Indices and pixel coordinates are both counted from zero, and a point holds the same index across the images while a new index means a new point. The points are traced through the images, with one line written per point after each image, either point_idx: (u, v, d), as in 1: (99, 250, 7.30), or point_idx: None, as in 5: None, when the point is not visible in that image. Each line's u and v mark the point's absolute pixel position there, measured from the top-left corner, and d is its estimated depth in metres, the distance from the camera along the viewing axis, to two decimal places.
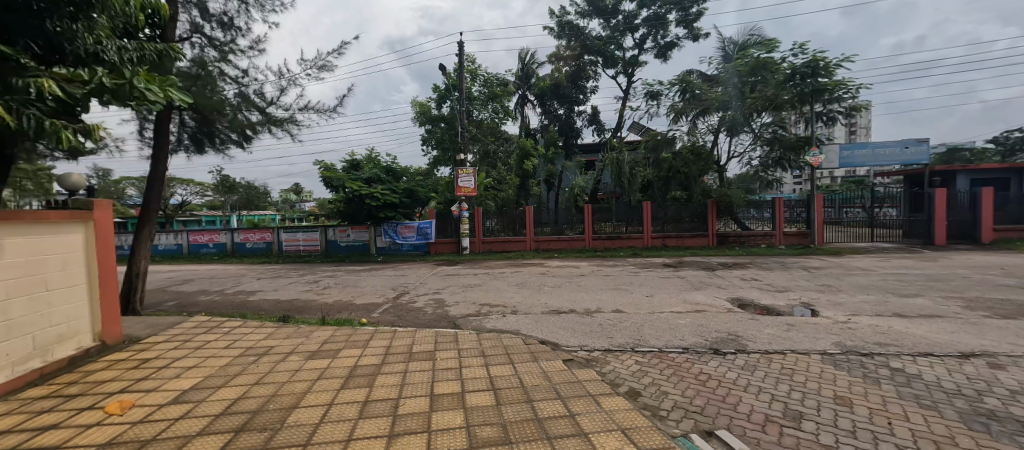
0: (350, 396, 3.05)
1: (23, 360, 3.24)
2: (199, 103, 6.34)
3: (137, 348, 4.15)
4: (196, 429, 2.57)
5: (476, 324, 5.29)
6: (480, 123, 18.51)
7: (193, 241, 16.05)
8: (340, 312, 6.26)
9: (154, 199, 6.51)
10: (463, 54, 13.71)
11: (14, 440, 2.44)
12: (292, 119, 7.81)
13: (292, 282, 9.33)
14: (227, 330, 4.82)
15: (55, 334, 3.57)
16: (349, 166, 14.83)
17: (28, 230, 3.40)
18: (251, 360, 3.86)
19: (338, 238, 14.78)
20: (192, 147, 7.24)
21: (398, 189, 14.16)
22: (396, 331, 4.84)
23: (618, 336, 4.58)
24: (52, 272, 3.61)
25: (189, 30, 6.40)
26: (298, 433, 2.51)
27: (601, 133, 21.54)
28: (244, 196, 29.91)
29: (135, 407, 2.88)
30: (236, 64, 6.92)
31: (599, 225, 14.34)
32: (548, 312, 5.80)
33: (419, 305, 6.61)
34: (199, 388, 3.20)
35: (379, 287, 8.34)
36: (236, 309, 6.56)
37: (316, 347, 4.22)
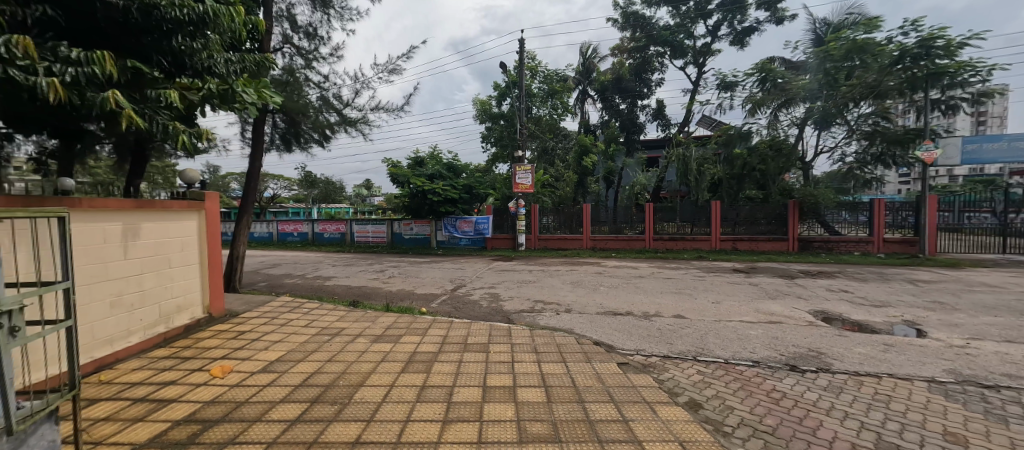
0: (408, 380, 3.23)
1: (151, 326, 3.89)
2: (287, 106, 7.11)
3: (236, 322, 4.78)
4: (279, 396, 2.90)
5: (529, 320, 5.33)
6: (539, 120, 18.47)
7: (281, 230, 18.05)
8: (403, 300, 6.66)
9: (251, 192, 7.42)
10: (523, 51, 13.75)
11: (145, 391, 2.95)
12: (365, 120, 8.44)
13: (361, 270, 10.11)
14: (307, 311, 5.36)
15: (174, 305, 4.24)
16: (414, 163, 15.67)
17: (158, 216, 4.06)
18: (325, 339, 4.25)
19: (402, 231, 15.70)
20: (281, 146, 8.10)
21: (458, 185, 14.67)
22: (452, 322, 5.03)
23: (679, 342, 4.33)
24: (174, 252, 4.28)
25: (282, 41, 7.17)
26: (363, 408, 2.74)
27: (666, 129, 20.43)
28: (323, 190, 32.97)
29: (233, 372, 3.32)
30: (318, 71, 7.63)
31: (661, 225, 13.64)
32: (604, 312, 5.66)
33: (475, 298, 6.81)
34: (282, 361, 3.60)
35: (439, 279, 8.73)
36: (314, 293, 7.27)
37: (381, 332, 4.54)
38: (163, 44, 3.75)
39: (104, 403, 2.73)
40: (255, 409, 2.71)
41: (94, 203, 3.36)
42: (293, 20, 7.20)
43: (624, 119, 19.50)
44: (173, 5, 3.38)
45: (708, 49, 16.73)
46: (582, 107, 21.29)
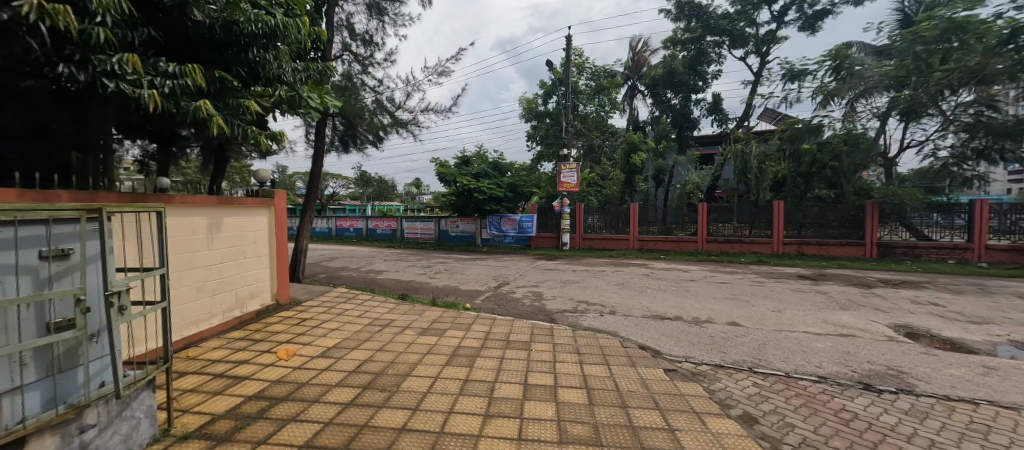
0: (452, 373, 3.33)
1: (228, 310, 4.35)
2: (346, 109, 7.62)
3: (299, 309, 5.21)
4: (335, 380, 3.13)
5: (572, 320, 5.27)
6: (586, 118, 18.14)
7: (339, 225, 19.32)
8: (448, 295, 6.87)
9: (314, 190, 8.02)
10: (570, 48, 13.55)
11: (223, 367, 3.31)
12: (415, 121, 8.80)
13: (410, 265, 10.57)
14: (361, 302, 5.70)
15: (248, 292, 4.70)
16: (461, 162, 16.07)
17: (235, 211, 4.52)
18: (376, 329, 4.51)
19: (449, 228, 16.15)
20: (340, 147, 8.65)
21: (503, 184, 14.89)
22: (496, 318, 5.11)
23: (733, 351, 4.07)
24: (248, 245, 4.74)
25: (341, 49, 7.66)
26: (410, 396, 2.87)
27: (723, 124, 19.23)
28: (377, 188, 34.85)
29: (296, 355, 3.63)
30: (374, 75, 8.07)
31: (715, 226, 12.87)
32: (651, 316, 5.45)
33: (518, 296, 6.86)
34: (338, 347, 3.87)
35: (483, 276, 8.89)
36: (367, 285, 7.71)
37: (427, 325, 4.72)
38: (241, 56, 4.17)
39: (191, 376, 3.11)
40: (314, 390, 2.94)
41: (185, 200, 3.82)
42: (352, 28, 7.67)
43: (676, 114, 18.58)
44: (249, 20, 3.76)
45: (773, 36, 15.43)
46: (631, 103, 20.60)
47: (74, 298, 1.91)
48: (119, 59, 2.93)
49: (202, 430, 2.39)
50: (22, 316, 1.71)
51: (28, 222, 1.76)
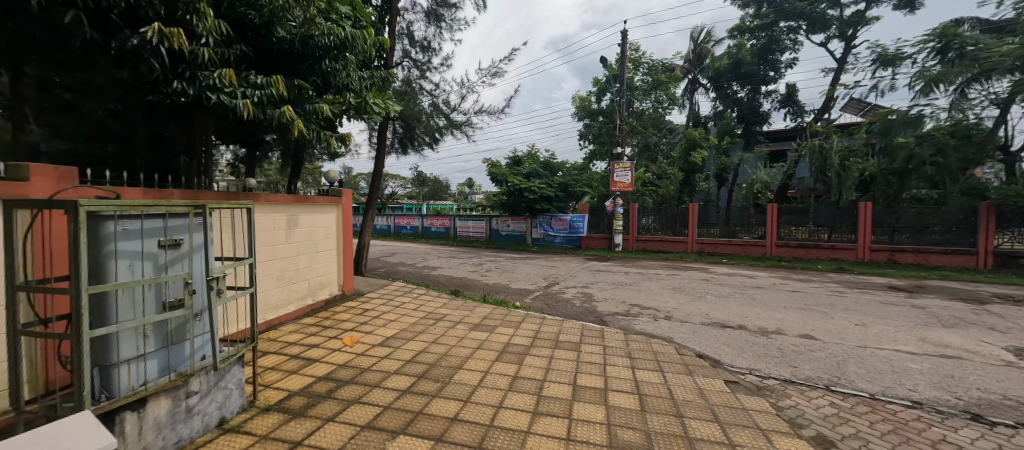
0: (502, 369, 3.40)
1: (302, 298, 4.80)
2: (405, 113, 8.04)
3: (362, 300, 5.60)
4: (394, 368, 3.33)
5: (624, 324, 5.12)
6: (642, 114, 17.40)
7: (397, 223, 20.42)
8: (499, 293, 6.99)
9: (376, 189, 8.54)
10: (625, 43, 13.10)
11: (298, 349, 3.67)
12: (469, 123, 9.07)
13: (462, 263, 10.90)
14: (416, 296, 5.99)
15: (319, 282, 5.15)
16: (512, 162, 16.24)
17: (309, 209, 4.96)
18: (430, 322, 4.72)
19: (500, 227, 16.40)
20: (399, 149, 9.13)
21: (554, 183, 14.86)
22: (545, 318, 5.11)
23: (806, 367, 3.71)
24: (320, 239, 5.18)
25: (402, 56, 8.10)
26: (461, 389, 2.97)
27: (798, 117, 17.49)
28: (432, 187, 36.38)
29: (359, 343, 3.92)
30: (431, 79, 8.42)
31: (787, 229, 11.76)
32: (711, 323, 5.13)
33: (568, 296, 6.80)
34: (396, 338, 4.11)
35: (533, 275, 8.92)
36: (423, 280, 8.08)
37: (478, 321, 4.85)
38: (316, 67, 4.58)
39: (271, 355, 3.48)
40: (375, 377, 3.15)
41: (268, 198, 4.28)
42: (411, 36, 8.07)
43: (742, 108, 17.23)
44: (323, 34, 4.15)
45: (861, 16, 13.68)
46: (691, 98, 19.47)
47: (184, 282, 2.22)
48: (218, 75, 3.36)
49: (281, 404, 2.68)
50: (146, 295, 2.04)
51: (150, 216, 2.06)
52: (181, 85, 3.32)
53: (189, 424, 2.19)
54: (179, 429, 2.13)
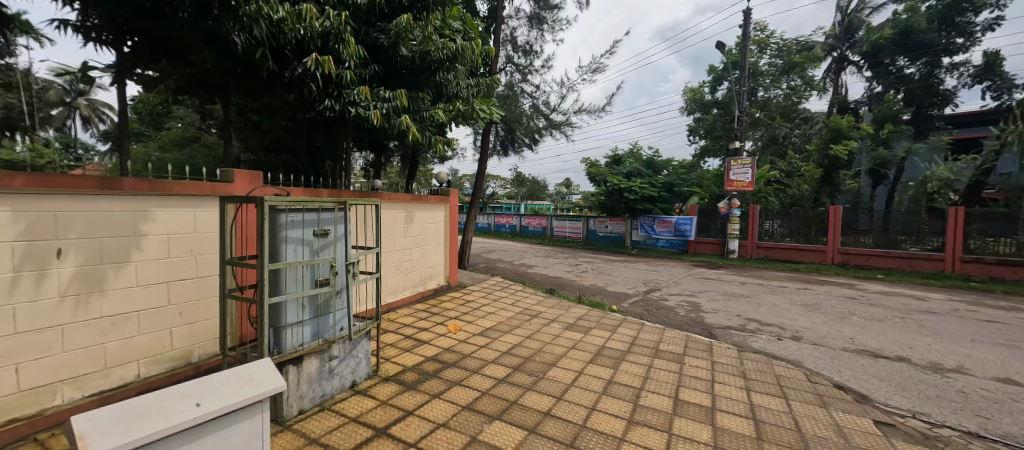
0: (596, 371, 3.34)
1: (415, 285, 5.42)
2: (507, 116, 8.42)
3: (464, 292, 6.05)
4: (492, 357, 3.54)
5: (737, 339, 4.57)
6: (767, 103, 14.86)
7: (497, 222, 21.41)
8: (595, 295, 6.84)
9: (479, 189, 9.10)
10: (748, 23, 11.56)
11: (411, 331, 4.16)
12: (569, 122, 9.07)
13: (558, 262, 10.95)
14: (513, 292, 6.24)
15: (429, 273, 5.72)
16: (612, 161, 15.72)
17: (422, 206, 5.53)
18: (526, 318, 4.87)
19: (597, 228, 16.00)
20: (500, 151, 9.60)
21: (657, 183, 13.96)
22: (644, 324, 4.84)
23: (1003, 420, 2.83)
24: (431, 234, 5.74)
25: (506, 62, 8.48)
26: (554, 385, 3.02)
27: (1003, 94, 13.32)
28: (530, 187, 37.41)
29: (461, 331, 4.25)
30: (532, 82, 8.65)
31: (979, 240, 9.05)
32: (855, 350, 4.25)
33: (670, 304, 6.32)
34: (493, 330, 4.35)
35: (631, 279, 8.51)
36: (520, 277, 8.36)
37: (573, 321, 4.83)
38: (431, 80, 5.11)
39: (391, 334, 4.02)
40: (474, 363, 3.40)
41: (391, 197, 4.91)
42: (514, 42, 8.42)
43: (911, 87, 13.70)
44: (438, 48, 4.64)
45: None
46: (836, 79, 16.28)
47: (330, 265, 2.70)
48: (357, 93, 3.99)
49: (397, 376, 3.07)
50: (305, 274, 2.54)
51: (309, 210, 2.54)
52: (331, 104, 4.03)
53: (331, 382, 2.66)
54: (323, 385, 2.60)
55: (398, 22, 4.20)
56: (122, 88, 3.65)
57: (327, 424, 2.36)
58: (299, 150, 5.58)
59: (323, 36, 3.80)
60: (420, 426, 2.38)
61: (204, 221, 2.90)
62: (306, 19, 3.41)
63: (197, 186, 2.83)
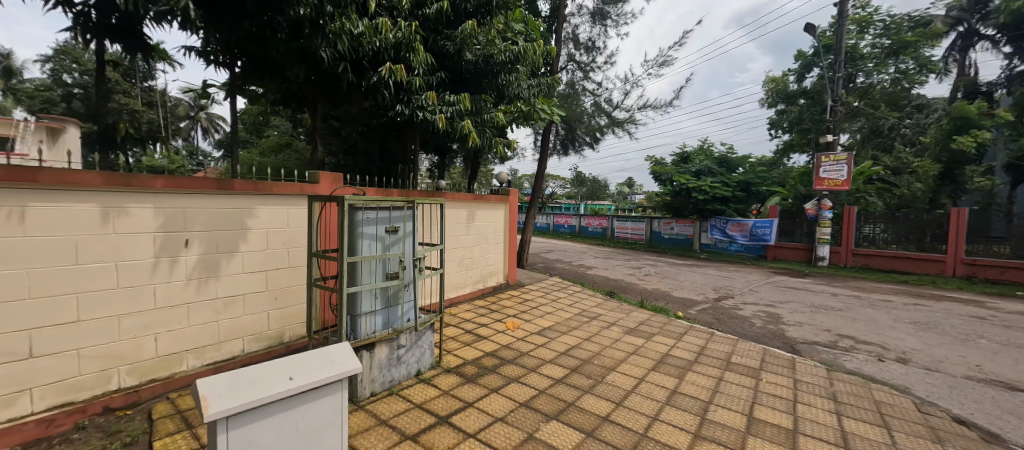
0: (658, 379, 3.18)
1: (476, 283, 5.59)
2: (567, 115, 8.34)
3: (522, 291, 6.12)
4: (549, 357, 3.54)
5: (826, 357, 4.07)
6: (869, 91, 12.56)
7: (555, 222, 21.30)
8: (658, 300, 6.51)
9: (539, 189, 9.13)
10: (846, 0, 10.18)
11: (471, 326, 4.31)
12: (632, 119, 8.75)
13: (619, 264, 10.59)
14: (572, 293, 6.17)
15: (489, 270, 5.86)
16: (679, 159, 14.83)
17: (483, 205, 5.68)
18: (585, 320, 4.79)
19: (661, 230, 15.21)
20: (560, 150, 9.55)
21: (731, 182, 12.90)
22: (714, 334, 4.51)
23: None
24: (490, 233, 5.88)
25: (567, 61, 8.41)
26: (613, 390, 2.93)
27: None
28: (591, 187, 36.64)
29: (519, 329, 4.31)
30: (594, 79, 8.48)
31: None
32: (984, 380, 3.56)
33: (745, 313, 5.80)
34: (551, 330, 4.34)
35: (700, 285, 7.96)
36: (578, 278, 8.24)
37: (634, 325, 4.65)
38: (493, 82, 5.24)
39: (452, 328, 4.20)
40: (532, 361, 3.42)
41: (454, 196, 5.12)
42: (576, 39, 8.30)
43: None
44: (501, 51, 4.76)
45: None
46: (963, 58, 13.73)
47: (399, 260, 2.90)
48: (424, 98, 4.23)
49: (458, 368, 3.20)
50: (377, 267, 2.75)
51: (382, 209, 2.75)
52: (402, 109, 4.31)
53: (398, 369, 2.85)
54: (392, 372, 2.80)
55: (463, 29, 4.39)
56: (233, 103, 4.24)
57: (394, 408, 2.54)
58: (373, 153, 6.06)
59: (395, 46, 4.08)
60: (479, 418, 2.47)
61: (296, 218, 3.26)
62: (381, 32, 3.70)
63: (290, 186, 3.18)
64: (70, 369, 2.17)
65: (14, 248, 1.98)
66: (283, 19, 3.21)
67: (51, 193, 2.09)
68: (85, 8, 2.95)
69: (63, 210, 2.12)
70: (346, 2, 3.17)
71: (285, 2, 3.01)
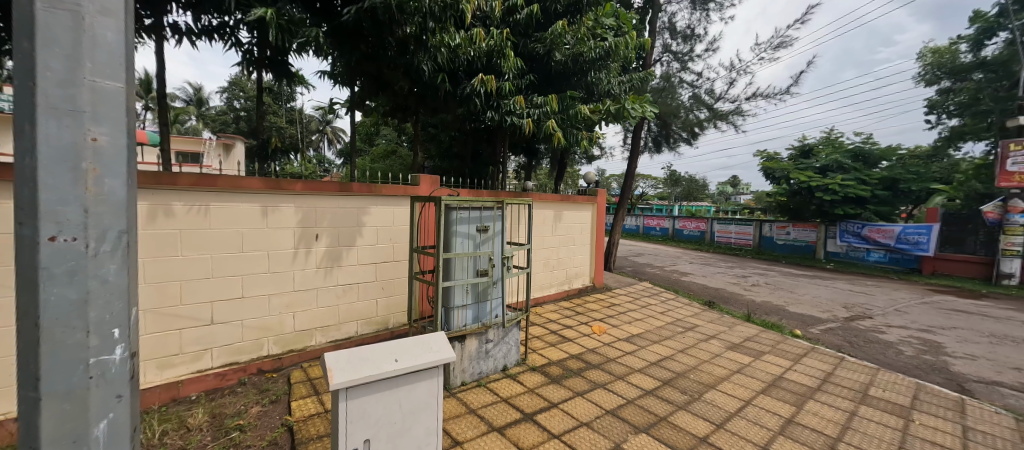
0: (769, 404, 2.79)
1: (561, 284, 5.58)
2: (661, 110, 7.83)
3: (609, 294, 5.90)
4: (638, 366, 3.35)
5: (1013, 403, 3.14)
6: None
7: (645, 224, 20.13)
8: (769, 314, 5.72)
9: (628, 189, 8.72)
10: None
11: (555, 326, 4.30)
12: (739, 111, 7.85)
13: (719, 272, 9.58)
14: (663, 300, 5.76)
15: (574, 272, 5.78)
16: (797, 153, 12.81)
17: (568, 206, 5.61)
18: (679, 330, 4.43)
19: (774, 235, 13.35)
20: (653, 148, 8.99)
21: (870, 179, 10.73)
22: (844, 359, 3.79)
23: None
24: (576, 234, 5.78)
25: (662, 52, 7.90)
26: (713, 410, 2.66)
27: None
28: (687, 187, 33.72)
29: (606, 333, 4.16)
30: (693, 70, 7.82)
31: None
32: None
33: (888, 338, 4.77)
34: (640, 337, 4.10)
35: (825, 300, 6.78)
36: (672, 285, 7.67)
37: (739, 341, 4.15)
38: (582, 81, 5.18)
39: (538, 328, 4.23)
40: (619, 369, 3.28)
41: (541, 197, 5.16)
42: (673, 28, 7.74)
43: None
44: (591, 49, 4.70)
45: None
46: None
47: (488, 258, 3.03)
48: (513, 102, 4.36)
49: (543, 367, 3.22)
50: (468, 264, 2.91)
51: (473, 209, 2.89)
52: (492, 114, 4.50)
53: (486, 362, 2.98)
54: (481, 364, 2.94)
55: (553, 30, 4.44)
56: (352, 117, 4.88)
57: (483, 399, 2.66)
58: (466, 156, 6.45)
59: (487, 54, 4.30)
60: (564, 420, 2.44)
61: (400, 216, 3.60)
62: (475, 42, 3.94)
63: (396, 189, 3.53)
64: (236, 335, 2.73)
65: (203, 238, 2.55)
66: (393, 39, 3.61)
67: (226, 196, 2.63)
68: (250, 46, 3.67)
69: (234, 208, 2.67)
70: (446, 17, 3.44)
71: (395, 22, 3.37)
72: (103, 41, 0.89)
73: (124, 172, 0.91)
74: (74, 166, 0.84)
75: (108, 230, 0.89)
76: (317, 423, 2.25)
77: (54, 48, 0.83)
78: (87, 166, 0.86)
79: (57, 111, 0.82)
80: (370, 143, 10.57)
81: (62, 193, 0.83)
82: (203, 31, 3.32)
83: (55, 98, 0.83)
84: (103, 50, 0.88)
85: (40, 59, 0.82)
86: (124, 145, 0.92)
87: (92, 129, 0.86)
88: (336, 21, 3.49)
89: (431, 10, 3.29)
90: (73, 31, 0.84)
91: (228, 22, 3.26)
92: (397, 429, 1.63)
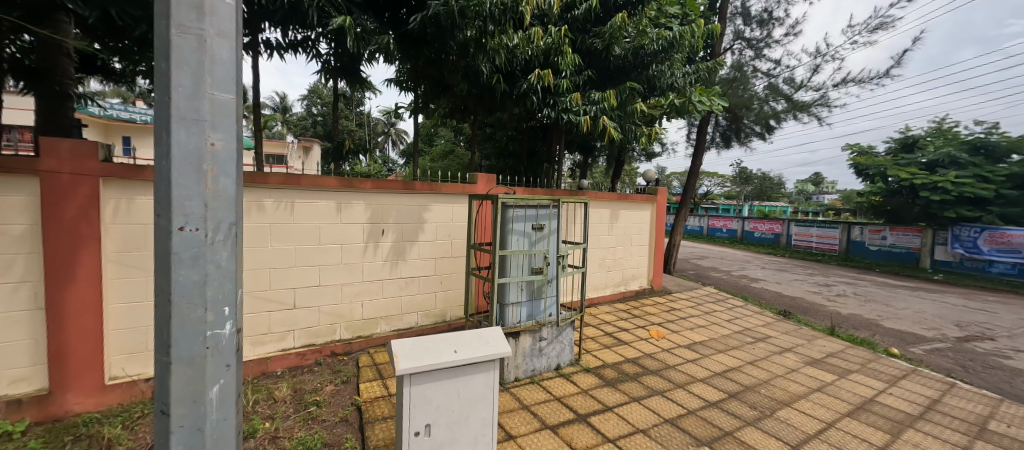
0: (856, 429, 2.49)
1: (617, 285, 5.42)
2: (730, 102, 7.29)
3: (670, 298, 5.61)
4: (700, 375, 3.16)
5: None
6: None
7: (711, 225, 18.81)
8: (858, 328, 5.08)
9: (692, 188, 8.22)
10: None
11: (610, 328, 4.19)
12: (823, 100, 7.05)
13: (797, 279, 8.69)
14: (730, 307, 5.35)
15: (630, 273, 5.60)
16: (897, 146, 11.16)
17: (625, 204, 5.43)
18: (748, 340, 4.09)
19: (866, 239, 11.80)
20: (720, 143, 8.38)
21: (993, 175, 9.10)
22: (954, 385, 3.26)
23: None
24: (634, 234, 5.58)
25: (733, 40, 7.33)
26: (788, 430, 2.43)
27: None
28: (759, 186, 30.84)
29: (665, 339, 3.97)
30: (769, 57, 7.17)
31: None
32: None
33: (1015, 364, 4.01)
34: (703, 345, 3.85)
35: (933, 316, 5.84)
36: (740, 291, 7.10)
37: (820, 356, 3.73)
38: (643, 74, 4.98)
39: (592, 328, 4.17)
40: (679, 376, 3.12)
41: (597, 195, 5.05)
42: (747, 12, 7.15)
43: None
44: (653, 41, 4.53)
45: None
46: None
47: (544, 256, 3.03)
48: (570, 100, 4.33)
49: (596, 369, 3.16)
50: (522, 262, 2.93)
51: (529, 206, 2.91)
52: (549, 112, 4.50)
53: (540, 360, 3.00)
54: (534, 361, 2.96)
55: (613, 23, 4.34)
56: (416, 119, 5.17)
57: (536, 396, 2.68)
58: (522, 155, 6.52)
59: (546, 52, 4.31)
60: (619, 424, 2.39)
61: (458, 213, 3.73)
62: (533, 42, 3.98)
63: (455, 187, 3.66)
64: (314, 319, 3.03)
65: (289, 230, 2.86)
66: (454, 44, 3.70)
67: (309, 194, 2.92)
68: (328, 57, 4.03)
69: (315, 205, 2.95)
70: (506, 18, 3.53)
71: (456, 27, 3.48)
72: (220, 59, 1.03)
73: (233, 171, 1.05)
74: (198, 167, 0.99)
75: (222, 221, 1.04)
76: (382, 405, 2.42)
77: (183, 67, 0.98)
78: (207, 167, 1.01)
79: (185, 121, 0.97)
80: (431, 144, 11.04)
81: (188, 190, 0.98)
82: (290, 45, 3.70)
83: (185, 110, 0.98)
84: (220, 67, 1.02)
85: (173, 77, 0.97)
86: (235, 148, 1.06)
87: (211, 135, 1.01)
88: (403, 30, 3.71)
89: (491, 13, 3.39)
90: (196, 53, 0.99)
91: (311, 36, 3.61)
92: (456, 418, 1.70)
